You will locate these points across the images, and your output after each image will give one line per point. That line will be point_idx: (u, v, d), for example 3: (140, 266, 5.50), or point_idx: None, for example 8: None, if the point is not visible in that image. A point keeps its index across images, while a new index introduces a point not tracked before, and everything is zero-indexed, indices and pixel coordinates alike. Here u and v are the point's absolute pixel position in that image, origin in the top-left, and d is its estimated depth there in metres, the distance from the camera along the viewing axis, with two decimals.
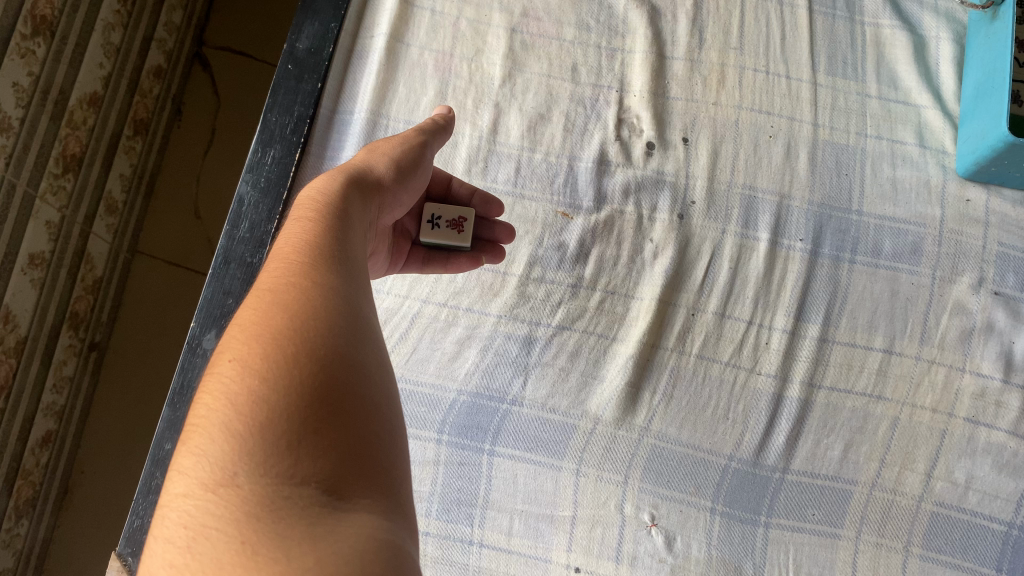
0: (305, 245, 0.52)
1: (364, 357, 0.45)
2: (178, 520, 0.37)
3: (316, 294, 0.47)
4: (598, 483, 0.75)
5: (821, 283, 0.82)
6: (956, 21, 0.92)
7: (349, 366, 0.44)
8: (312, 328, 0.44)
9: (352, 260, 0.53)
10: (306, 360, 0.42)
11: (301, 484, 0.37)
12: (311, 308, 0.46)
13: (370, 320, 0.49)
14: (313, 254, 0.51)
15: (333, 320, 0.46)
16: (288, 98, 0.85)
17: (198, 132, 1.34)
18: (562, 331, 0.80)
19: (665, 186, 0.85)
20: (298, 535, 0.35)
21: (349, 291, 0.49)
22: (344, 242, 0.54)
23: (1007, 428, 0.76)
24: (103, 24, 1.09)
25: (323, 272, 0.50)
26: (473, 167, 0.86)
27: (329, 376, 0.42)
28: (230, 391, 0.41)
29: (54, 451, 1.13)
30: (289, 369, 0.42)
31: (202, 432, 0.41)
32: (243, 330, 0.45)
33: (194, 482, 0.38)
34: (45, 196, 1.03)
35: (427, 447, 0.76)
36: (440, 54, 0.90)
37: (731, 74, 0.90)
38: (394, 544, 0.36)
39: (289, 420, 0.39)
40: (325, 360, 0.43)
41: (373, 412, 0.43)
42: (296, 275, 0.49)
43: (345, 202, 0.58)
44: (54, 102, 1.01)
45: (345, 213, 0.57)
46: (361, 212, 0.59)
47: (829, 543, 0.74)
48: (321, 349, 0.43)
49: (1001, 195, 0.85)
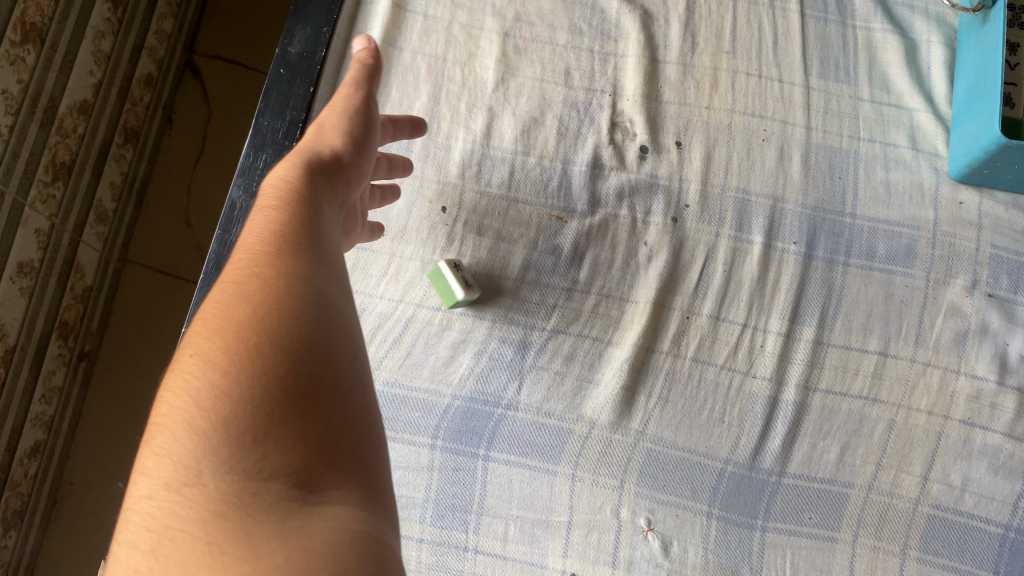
0: (270, 230, 0.51)
1: (335, 340, 0.45)
2: (144, 522, 0.37)
3: (281, 279, 0.46)
4: (594, 488, 0.75)
5: (816, 286, 0.82)
6: (947, 25, 0.93)
7: (316, 348, 0.43)
8: (278, 316, 0.44)
9: (324, 240, 0.52)
10: (271, 350, 0.42)
11: (268, 480, 0.37)
12: (276, 294, 0.45)
13: (343, 300, 0.48)
14: (278, 237, 0.50)
15: (297, 302, 0.45)
16: (280, 102, 0.85)
17: (189, 139, 1.33)
18: (556, 335, 0.79)
19: (659, 190, 0.85)
20: (266, 534, 0.35)
21: (317, 272, 0.49)
22: (314, 222, 0.53)
23: (1003, 430, 0.76)
24: (93, 31, 1.09)
25: (289, 255, 0.49)
26: (467, 171, 0.85)
27: (295, 363, 0.42)
28: (193, 387, 0.41)
29: (43, 462, 1.12)
30: (253, 360, 0.41)
31: (165, 429, 0.40)
32: (207, 322, 0.45)
33: (158, 483, 0.38)
34: (34, 204, 1.02)
35: (421, 452, 0.75)
36: (433, 58, 0.90)
37: (724, 78, 0.90)
38: (368, 534, 0.36)
39: (255, 413, 0.39)
40: (292, 348, 0.42)
41: (347, 396, 0.42)
42: (263, 262, 0.48)
43: (310, 179, 0.56)
44: (44, 109, 1.01)
45: (309, 191, 0.55)
46: (331, 188, 0.58)
47: (825, 546, 0.74)
48: (287, 337, 0.43)
49: (993, 198, 0.85)
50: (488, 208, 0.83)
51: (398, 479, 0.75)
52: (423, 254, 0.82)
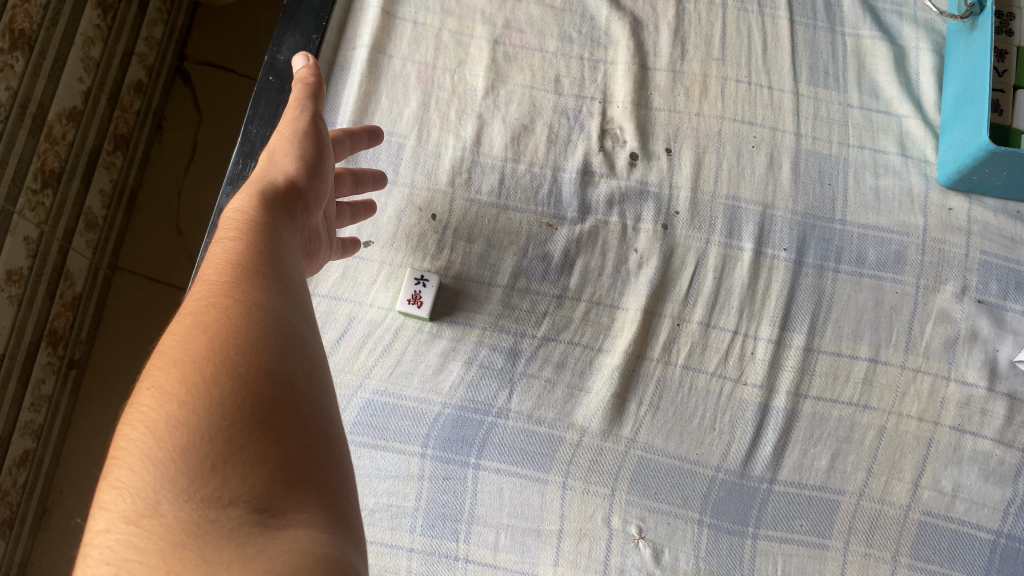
0: (228, 263, 0.51)
1: (294, 368, 0.45)
2: (101, 556, 0.36)
3: (238, 310, 0.46)
4: (585, 495, 0.74)
5: (805, 292, 0.82)
6: (936, 32, 0.93)
7: (274, 376, 0.43)
8: (234, 346, 0.43)
9: (282, 272, 0.53)
10: (228, 379, 0.41)
11: (228, 506, 0.36)
12: (231, 326, 0.45)
13: (302, 329, 0.48)
14: (234, 272, 0.50)
15: (254, 333, 0.45)
16: (269, 110, 0.84)
17: (179, 146, 1.33)
18: (547, 342, 0.79)
19: (648, 197, 0.85)
20: (229, 559, 0.34)
21: (275, 303, 0.49)
22: (270, 254, 0.53)
23: (993, 436, 0.77)
24: (83, 38, 1.08)
25: (247, 287, 0.49)
26: (457, 178, 0.84)
27: (253, 391, 0.41)
28: (150, 419, 0.40)
29: (32, 470, 1.11)
30: (210, 390, 0.41)
31: (121, 462, 0.39)
32: (163, 356, 0.44)
33: (115, 516, 0.37)
34: (22, 211, 1.01)
35: (411, 461, 0.75)
36: (422, 66, 0.89)
37: (714, 85, 0.90)
38: (334, 555, 0.36)
39: (214, 441, 0.39)
40: (248, 376, 0.42)
41: (309, 421, 0.42)
42: (220, 294, 0.48)
43: (264, 213, 0.57)
44: (33, 116, 1.00)
45: (267, 224, 0.56)
46: (285, 219, 0.58)
47: (817, 554, 0.74)
48: (244, 366, 0.42)
49: (982, 204, 0.85)
50: (478, 216, 0.83)
51: (388, 488, 0.74)
52: (413, 262, 0.81)
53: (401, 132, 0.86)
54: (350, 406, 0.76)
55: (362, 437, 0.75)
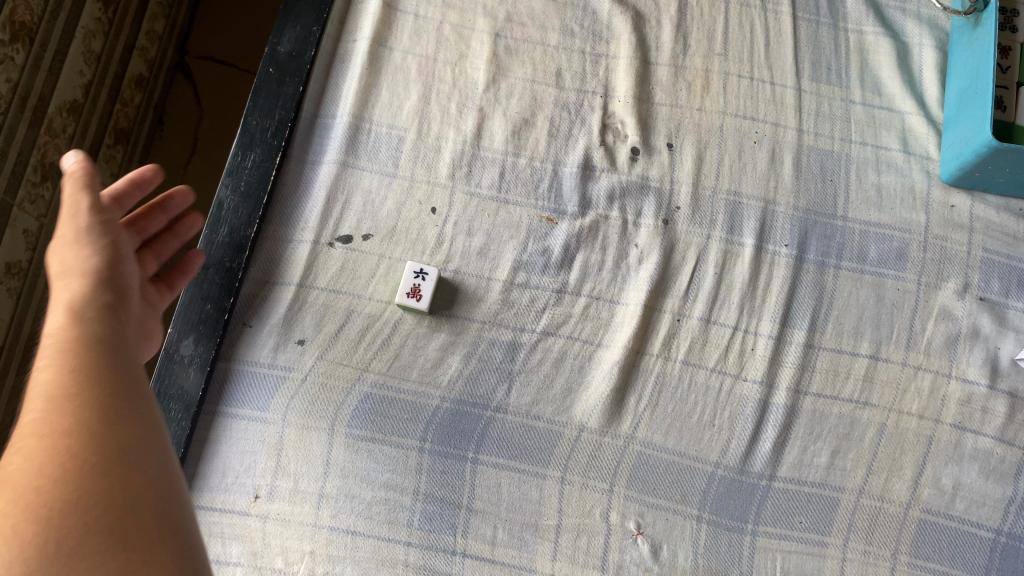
0: (48, 359, 0.48)
1: (119, 471, 0.44)
2: None
3: (45, 428, 0.44)
4: (583, 491, 0.75)
5: (806, 289, 0.81)
6: (939, 29, 0.93)
7: (95, 497, 0.42)
8: (37, 477, 0.42)
9: (110, 357, 0.50)
10: (31, 515, 0.41)
11: None
12: (37, 451, 0.43)
13: (131, 415, 0.47)
14: (54, 370, 0.47)
15: (71, 457, 0.43)
16: (268, 102, 0.84)
17: (180, 140, 1.32)
18: (546, 337, 0.79)
19: (650, 192, 0.84)
20: None
21: (93, 400, 0.46)
22: (96, 342, 0.50)
23: (994, 434, 0.77)
24: (83, 31, 1.08)
25: (66, 386, 0.46)
26: (457, 172, 0.84)
27: (64, 518, 0.41)
28: None
29: None
30: (16, 532, 0.40)
31: None
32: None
33: None
34: (22, 204, 1.01)
35: (409, 455, 0.74)
36: (423, 58, 0.89)
37: (716, 80, 0.90)
38: None
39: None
40: (53, 504, 0.41)
41: (136, 522, 0.42)
42: (31, 411, 0.46)
43: (75, 301, 0.52)
44: (33, 108, 1.00)
45: (79, 310, 0.52)
46: (99, 300, 0.53)
47: (815, 551, 0.74)
48: (51, 493, 0.41)
49: (985, 201, 0.85)
50: (478, 210, 0.83)
51: (385, 482, 0.74)
52: (412, 255, 0.80)
53: (401, 124, 0.85)
54: (349, 399, 0.75)
55: (361, 430, 0.75)
